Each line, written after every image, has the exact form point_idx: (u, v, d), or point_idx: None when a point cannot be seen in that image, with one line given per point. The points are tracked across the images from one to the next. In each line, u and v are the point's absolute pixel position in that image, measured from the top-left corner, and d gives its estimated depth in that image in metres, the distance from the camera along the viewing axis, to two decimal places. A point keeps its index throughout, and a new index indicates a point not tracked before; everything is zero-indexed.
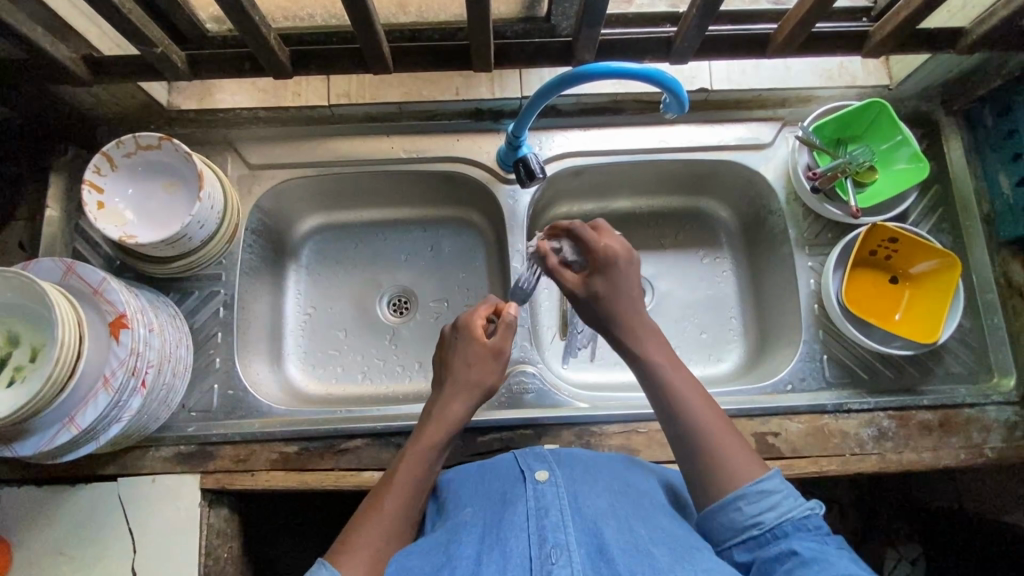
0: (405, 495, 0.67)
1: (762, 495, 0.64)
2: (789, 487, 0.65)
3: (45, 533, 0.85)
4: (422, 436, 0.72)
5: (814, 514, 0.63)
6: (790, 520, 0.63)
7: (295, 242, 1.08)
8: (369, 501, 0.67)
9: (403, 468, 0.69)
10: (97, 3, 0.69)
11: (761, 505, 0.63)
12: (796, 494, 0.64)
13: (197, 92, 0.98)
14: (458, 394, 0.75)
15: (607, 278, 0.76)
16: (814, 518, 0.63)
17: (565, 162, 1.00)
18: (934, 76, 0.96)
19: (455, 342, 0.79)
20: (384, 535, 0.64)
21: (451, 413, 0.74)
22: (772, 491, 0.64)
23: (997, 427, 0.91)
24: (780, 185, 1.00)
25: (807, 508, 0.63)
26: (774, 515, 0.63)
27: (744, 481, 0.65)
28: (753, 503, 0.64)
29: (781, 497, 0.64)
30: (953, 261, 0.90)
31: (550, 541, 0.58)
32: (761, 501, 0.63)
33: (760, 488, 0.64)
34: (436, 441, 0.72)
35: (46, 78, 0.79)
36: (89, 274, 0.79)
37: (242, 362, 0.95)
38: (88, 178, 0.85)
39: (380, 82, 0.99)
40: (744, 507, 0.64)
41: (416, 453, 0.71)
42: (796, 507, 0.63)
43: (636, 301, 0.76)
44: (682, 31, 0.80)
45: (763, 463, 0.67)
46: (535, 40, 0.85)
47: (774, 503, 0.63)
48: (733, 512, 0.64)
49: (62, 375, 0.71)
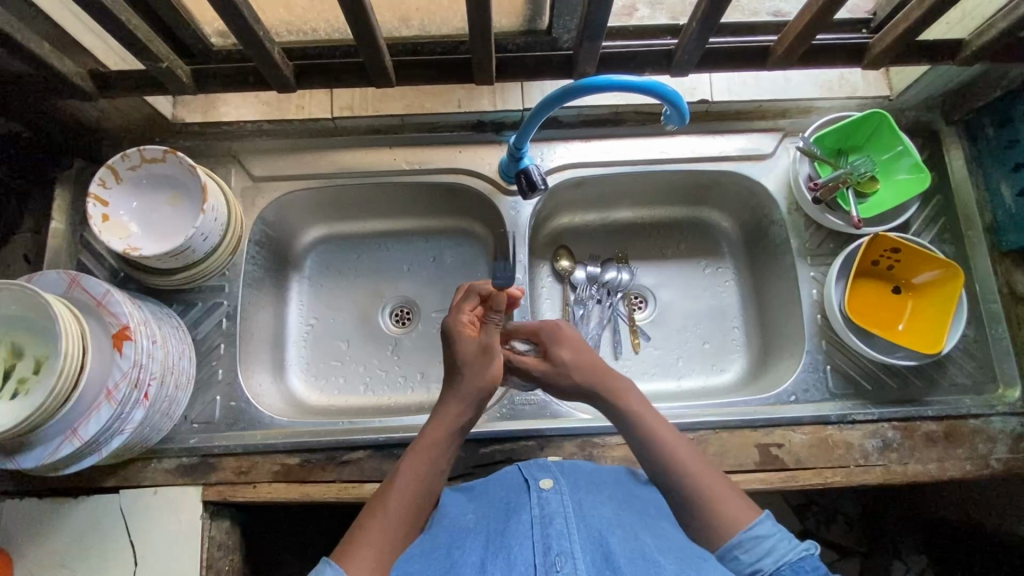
0: (409, 494, 0.67)
1: (757, 542, 0.64)
2: (781, 527, 0.65)
3: (46, 545, 0.85)
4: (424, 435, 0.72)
5: (809, 555, 0.64)
6: (789, 563, 0.63)
7: (297, 253, 1.08)
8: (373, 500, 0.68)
9: (406, 466, 0.69)
10: (103, 20, 0.69)
11: (759, 552, 0.64)
12: (789, 535, 0.65)
13: (201, 105, 0.98)
14: (453, 400, 0.74)
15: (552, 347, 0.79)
16: (809, 560, 0.64)
17: (567, 173, 1.01)
18: (934, 87, 0.96)
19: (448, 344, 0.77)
20: (386, 534, 0.63)
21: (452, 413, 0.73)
22: (767, 536, 0.64)
23: (1003, 438, 0.90)
24: (782, 195, 1.01)
25: (802, 549, 0.64)
26: (773, 560, 0.63)
27: (738, 531, 0.65)
28: (749, 551, 0.64)
29: (775, 541, 0.64)
30: (956, 272, 0.90)
31: (555, 549, 0.57)
32: (758, 548, 0.64)
33: (754, 535, 0.64)
34: (439, 439, 0.71)
35: (52, 93, 0.80)
36: (93, 286, 0.79)
37: (244, 373, 0.95)
38: (93, 192, 0.85)
39: (383, 96, 0.99)
40: (740, 556, 0.64)
41: (420, 452, 0.70)
42: (791, 550, 0.64)
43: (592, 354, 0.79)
44: (682, 44, 0.80)
45: (755, 506, 0.68)
46: (536, 53, 0.86)
47: (771, 547, 0.64)
48: (733, 562, 0.64)
49: (65, 388, 0.71)
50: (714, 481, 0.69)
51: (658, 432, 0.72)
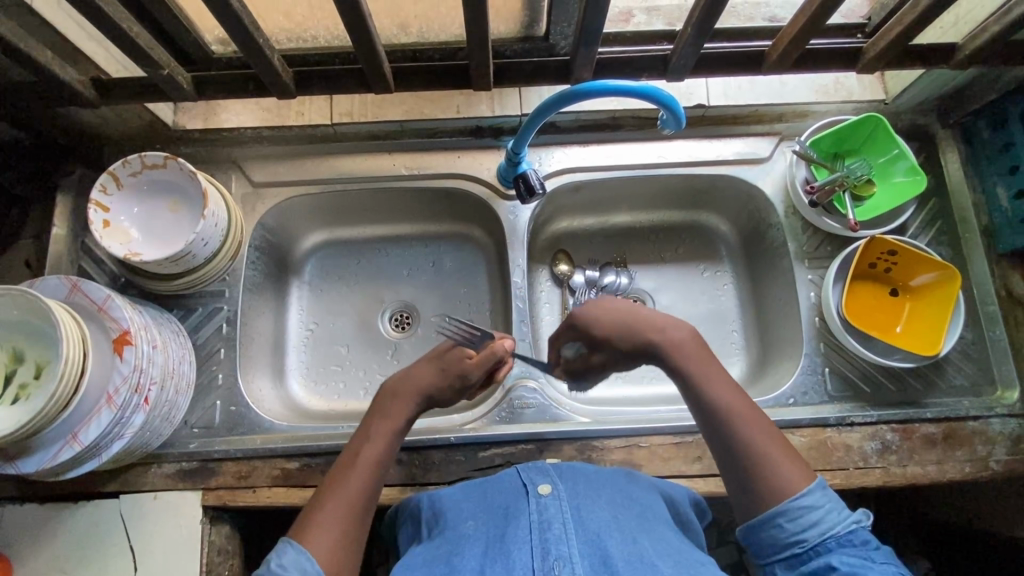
0: (364, 476, 0.66)
1: (803, 511, 0.62)
2: (831, 498, 0.63)
3: (46, 550, 0.85)
4: (386, 413, 0.70)
5: (859, 528, 0.62)
6: (834, 536, 0.61)
7: (297, 258, 1.09)
8: (329, 480, 0.66)
9: (364, 451, 0.67)
10: (104, 28, 0.70)
11: (804, 522, 0.62)
12: (839, 507, 0.63)
13: (201, 112, 0.99)
14: (422, 386, 0.71)
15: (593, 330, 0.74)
16: (859, 532, 0.62)
17: (565, 177, 1.01)
18: (929, 91, 0.97)
19: (445, 352, 0.75)
20: (342, 518, 0.63)
21: (413, 391, 0.71)
22: (816, 506, 0.62)
23: (1002, 440, 0.90)
24: (778, 199, 1.01)
25: (851, 523, 0.62)
26: (817, 532, 0.61)
27: (789, 497, 0.63)
28: (795, 520, 0.62)
29: (824, 512, 0.62)
30: (954, 274, 0.90)
31: (553, 554, 0.58)
32: (804, 518, 0.62)
33: (801, 504, 0.62)
34: (397, 422, 0.70)
35: (54, 101, 0.81)
36: (93, 291, 0.80)
37: (244, 379, 0.95)
38: (94, 198, 0.86)
39: (382, 102, 1.00)
40: (785, 524, 0.62)
41: (379, 434, 0.69)
42: (839, 523, 0.62)
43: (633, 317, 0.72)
44: (677, 49, 0.81)
45: (811, 473, 0.65)
46: (534, 59, 0.86)
47: (817, 518, 0.62)
48: (774, 529, 0.63)
49: (65, 393, 0.71)
50: (769, 443, 0.66)
51: (717, 396, 0.68)
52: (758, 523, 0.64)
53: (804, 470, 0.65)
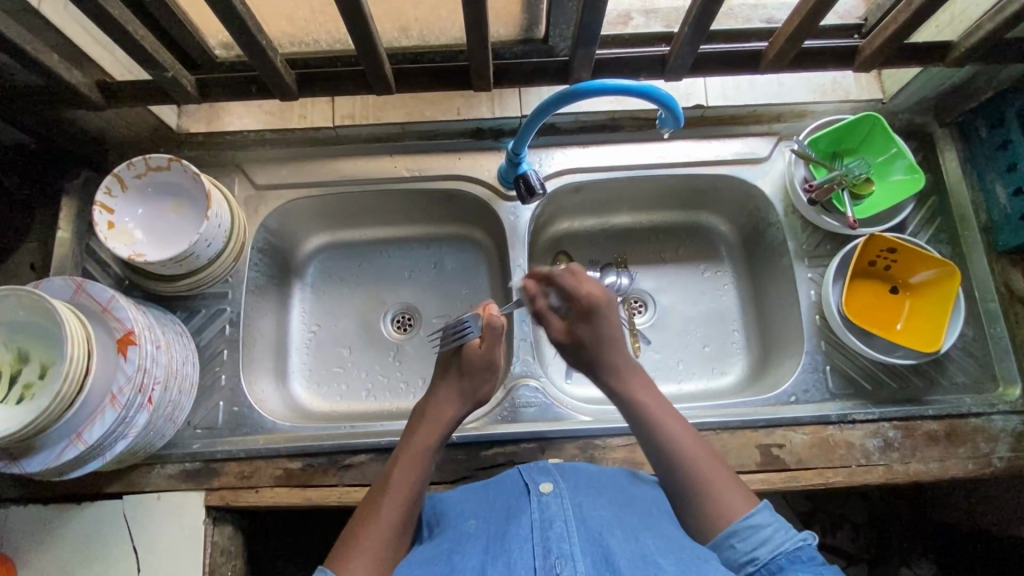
0: (400, 501, 0.69)
1: (751, 530, 0.66)
2: (778, 519, 0.67)
3: (50, 552, 0.86)
4: (413, 441, 0.75)
5: (806, 545, 0.66)
6: (784, 553, 0.65)
7: (300, 260, 1.10)
8: (365, 506, 0.69)
9: (396, 475, 0.71)
10: (109, 30, 0.71)
11: (754, 541, 0.65)
12: (787, 525, 0.66)
13: (206, 115, 1.01)
14: (450, 397, 0.80)
15: (593, 327, 0.82)
16: (806, 549, 0.65)
17: (565, 178, 1.02)
18: (926, 90, 0.98)
19: (457, 359, 0.82)
20: (380, 541, 0.65)
21: (442, 418, 0.78)
22: (765, 526, 0.66)
23: (1004, 437, 0.90)
24: (778, 199, 1.02)
25: (799, 539, 0.66)
26: (768, 549, 0.65)
27: (734, 520, 0.67)
28: (745, 540, 0.65)
29: (771, 530, 0.65)
30: (953, 271, 0.90)
31: (554, 552, 0.58)
32: (754, 537, 0.65)
33: (749, 524, 0.66)
34: (427, 445, 0.75)
35: (61, 105, 0.82)
36: (98, 292, 0.80)
37: (247, 379, 0.96)
38: (99, 200, 0.87)
39: (383, 104, 1.01)
40: (737, 544, 0.66)
41: (411, 457, 0.73)
42: (787, 539, 0.65)
43: (616, 341, 0.81)
44: (674, 51, 0.82)
45: (753, 496, 0.69)
46: (533, 60, 0.88)
47: (766, 537, 0.65)
48: (728, 551, 0.66)
49: (70, 392, 0.72)
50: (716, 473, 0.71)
51: (664, 423, 0.74)
52: (711, 545, 0.67)
53: (748, 498, 0.69)
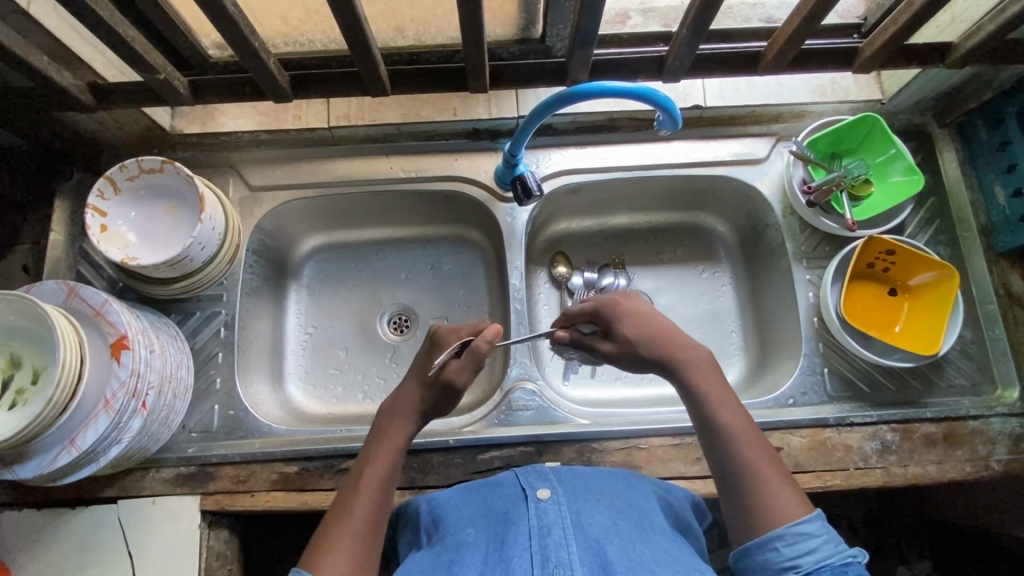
0: (373, 501, 0.67)
1: (802, 537, 0.61)
2: (830, 531, 0.62)
3: (43, 556, 0.85)
4: (384, 437, 0.72)
5: (855, 562, 0.60)
6: (829, 565, 0.60)
7: (295, 261, 1.09)
8: (331, 513, 0.67)
9: (369, 473, 0.69)
10: (98, 31, 0.70)
11: (801, 548, 0.61)
12: (838, 538, 0.62)
13: (200, 116, 0.99)
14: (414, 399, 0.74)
15: (624, 322, 0.75)
16: (854, 566, 0.60)
17: (563, 179, 1.01)
18: (925, 91, 0.97)
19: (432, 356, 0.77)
20: (353, 542, 0.63)
21: (408, 415, 0.73)
22: (814, 534, 0.61)
23: (1002, 439, 0.90)
24: (776, 200, 1.01)
25: (847, 556, 0.60)
26: (813, 559, 0.60)
27: (784, 523, 0.62)
28: (792, 545, 0.61)
29: (821, 541, 0.61)
30: (952, 274, 0.90)
31: (553, 560, 0.57)
32: (801, 544, 0.61)
33: (800, 530, 0.61)
34: (397, 446, 0.72)
35: (51, 106, 0.81)
36: (91, 296, 0.80)
37: (242, 382, 0.95)
38: (92, 203, 0.86)
39: (380, 104, 0.99)
40: (782, 548, 0.61)
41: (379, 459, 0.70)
42: (836, 553, 0.60)
43: (656, 325, 0.74)
44: (673, 52, 0.82)
45: (808, 504, 0.64)
46: (529, 61, 0.86)
47: (814, 546, 0.61)
48: (771, 552, 0.61)
49: (62, 398, 0.71)
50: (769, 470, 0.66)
51: (720, 415, 0.69)
52: (751, 545, 0.63)
53: (803, 501, 0.64)
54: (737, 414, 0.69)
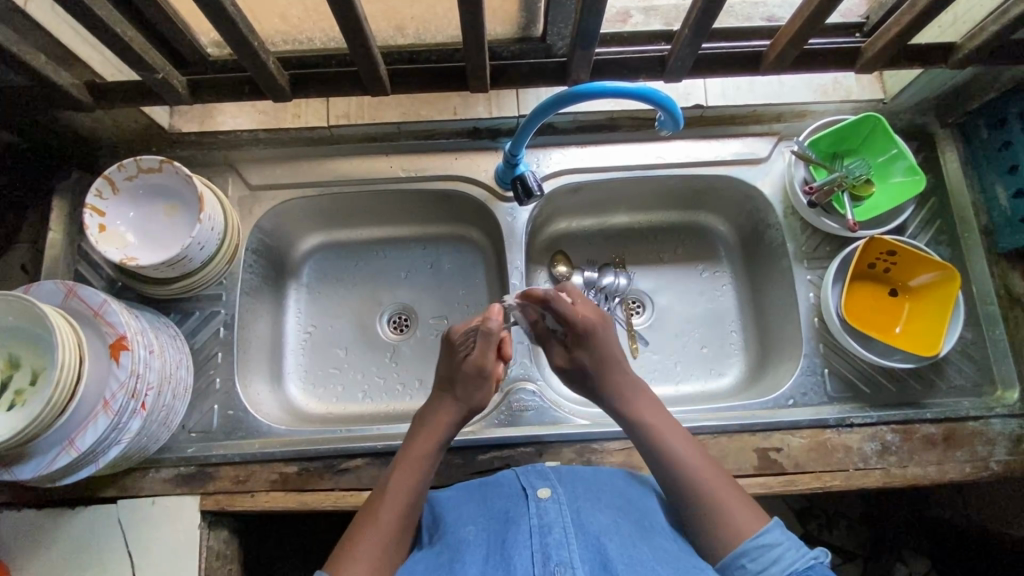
0: (400, 506, 0.68)
1: (764, 549, 0.63)
2: (790, 537, 0.64)
3: (42, 557, 0.85)
4: (413, 447, 0.74)
5: (817, 564, 0.63)
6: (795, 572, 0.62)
7: (295, 261, 1.08)
8: (360, 517, 0.68)
9: (395, 480, 0.70)
10: (95, 30, 0.69)
11: (765, 560, 0.63)
12: (798, 543, 0.64)
13: (198, 115, 0.98)
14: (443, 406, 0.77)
15: (587, 350, 0.80)
16: (818, 567, 0.63)
17: (563, 178, 1.01)
18: (927, 91, 0.97)
19: (454, 356, 0.80)
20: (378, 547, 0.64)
21: (438, 425, 0.76)
22: (773, 544, 0.64)
23: (1002, 440, 0.90)
24: (777, 200, 1.01)
25: (809, 558, 0.63)
26: (779, 568, 0.62)
27: (746, 539, 0.65)
28: (756, 559, 0.63)
29: (782, 548, 0.63)
30: (952, 274, 0.89)
31: (553, 559, 0.57)
32: (764, 556, 0.63)
33: (761, 542, 0.64)
34: (424, 453, 0.73)
35: (49, 105, 0.81)
36: (90, 296, 0.79)
37: (242, 382, 0.95)
38: (90, 203, 0.86)
39: (380, 103, 0.98)
40: (748, 564, 0.63)
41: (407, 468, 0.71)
42: (799, 557, 0.63)
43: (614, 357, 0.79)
44: (675, 52, 0.81)
45: (766, 516, 0.67)
46: (530, 61, 0.86)
47: (777, 555, 0.63)
48: (739, 570, 0.64)
49: (60, 399, 0.71)
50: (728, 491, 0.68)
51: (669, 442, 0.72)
52: (721, 564, 0.65)
53: (758, 513, 0.67)
54: (683, 441, 0.73)
